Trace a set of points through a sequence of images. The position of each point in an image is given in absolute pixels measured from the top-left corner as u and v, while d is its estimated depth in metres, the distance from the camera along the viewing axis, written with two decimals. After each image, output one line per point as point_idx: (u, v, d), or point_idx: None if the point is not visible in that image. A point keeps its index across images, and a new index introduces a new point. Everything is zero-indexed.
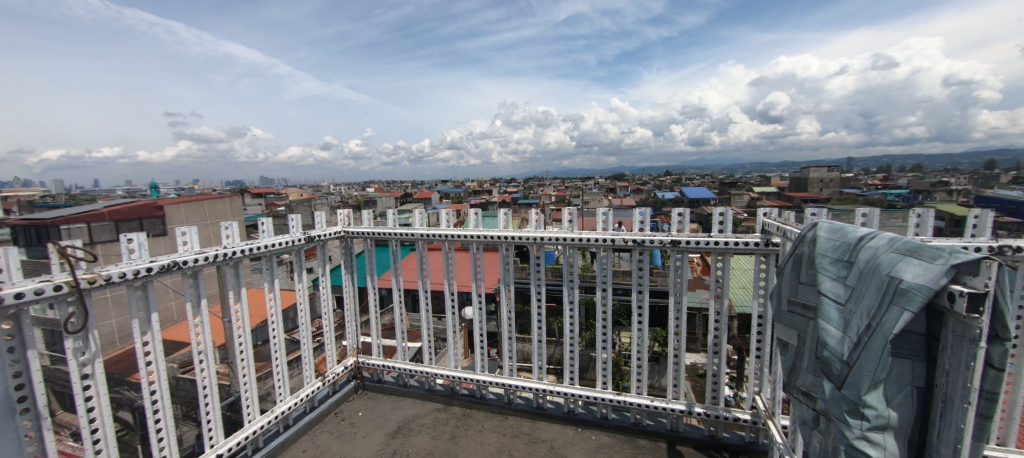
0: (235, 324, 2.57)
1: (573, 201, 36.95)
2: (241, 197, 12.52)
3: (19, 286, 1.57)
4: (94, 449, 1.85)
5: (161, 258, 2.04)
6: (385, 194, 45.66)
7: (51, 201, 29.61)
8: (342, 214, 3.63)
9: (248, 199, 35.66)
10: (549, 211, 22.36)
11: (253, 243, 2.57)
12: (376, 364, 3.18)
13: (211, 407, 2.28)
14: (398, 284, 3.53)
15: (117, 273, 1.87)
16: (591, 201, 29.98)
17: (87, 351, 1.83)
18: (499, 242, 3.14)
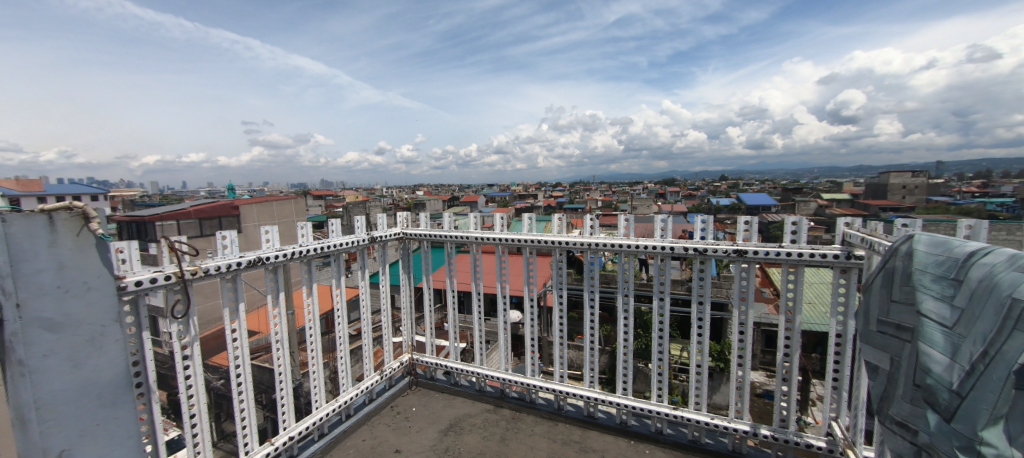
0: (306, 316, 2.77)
1: (620, 206, 36.04)
2: (305, 198, 13.50)
3: (138, 275, 1.80)
4: (191, 423, 2.06)
5: (249, 253, 2.25)
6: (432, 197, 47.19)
7: (148, 199, 33.61)
8: (401, 216, 3.79)
9: (311, 200, 38.27)
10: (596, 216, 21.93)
11: (324, 242, 2.76)
12: (430, 362, 3.29)
13: (285, 392, 2.47)
14: (451, 285, 3.62)
15: (214, 266, 2.09)
16: (639, 206, 29.04)
17: (187, 335, 2.05)
18: (553, 247, 3.13)
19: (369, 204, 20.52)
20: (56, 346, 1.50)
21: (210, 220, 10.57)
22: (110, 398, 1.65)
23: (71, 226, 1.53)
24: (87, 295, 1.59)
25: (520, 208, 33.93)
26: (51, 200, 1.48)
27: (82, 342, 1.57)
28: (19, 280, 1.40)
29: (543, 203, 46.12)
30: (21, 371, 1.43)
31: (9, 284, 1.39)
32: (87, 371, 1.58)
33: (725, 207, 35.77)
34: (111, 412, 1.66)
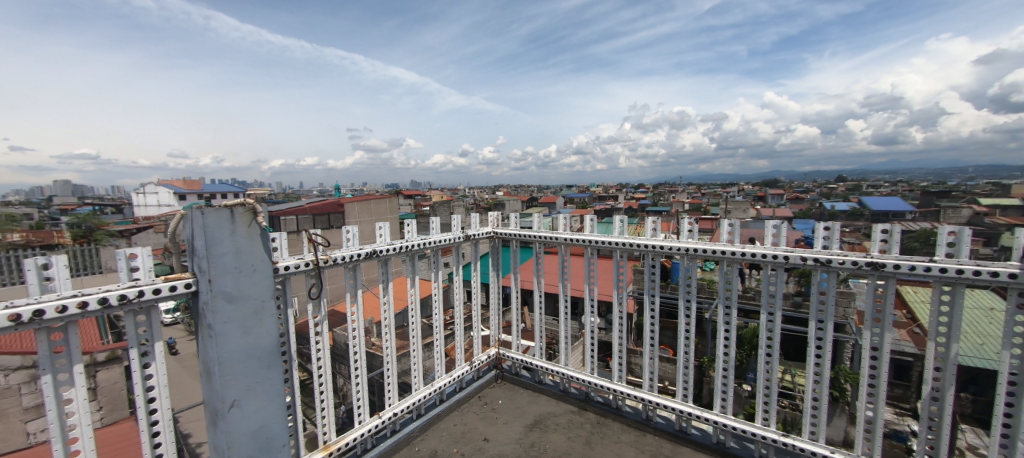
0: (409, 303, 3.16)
1: (711, 209, 33.14)
2: (397, 198, 14.70)
3: (286, 260, 2.16)
4: (321, 390, 2.39)
5: (367, 246, 2.53)
6: (509, 197, 48.30)
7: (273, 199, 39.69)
8: (492, 216, 3.90)
9: (402, 200, 41.51)
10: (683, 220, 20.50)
11: (426, 238, 3.00)
12: (516, 357, 3.40)
13: (390, 372, 2.74)
14: (538, 285, 3.66)
15: (342, 255, 2.40)
16: (733, 210, 26.41)
17: (319, 314, 2.37)
18: (646, 251, 2.99)
19: (454, 204, 21.65)
20: (232, 315, 1.85)
21: (321, 217, 12.08)
22: (266, 362, 1.98)
23: (245, 218, 1.88)
24: (254, 275, 1.93)
25: (599, 210, 33.01)
26: (232, 198, 1.84)
27: (249, 314, 1.91)
28: (210, 260, 1.77)
29: (623, 204, 44.35)
30: (209, 332, 1.80)
31: (205, 263, 1.76)
32: (252, 337, 1.91)
33: (843, 213, 30.89)
34: (266, 373, 1.98)
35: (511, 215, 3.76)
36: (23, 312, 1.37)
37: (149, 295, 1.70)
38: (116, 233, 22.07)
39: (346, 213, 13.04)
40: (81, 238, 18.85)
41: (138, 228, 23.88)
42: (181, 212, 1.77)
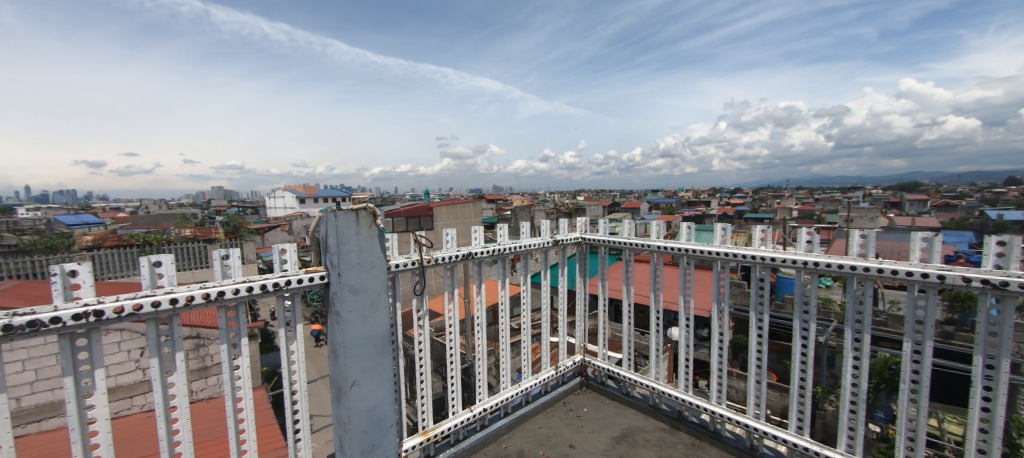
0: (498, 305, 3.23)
1: (827, 217, 28.74)
2: (482, 202, 15.16)
3: (397, 259, 2.39)
4: (422, 379, 2.59)
5: (464, 248, 2.69)
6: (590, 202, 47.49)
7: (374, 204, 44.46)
8: (579, 221, 3.83)
9: (485, 204, 43.36)
10: (792, 228, 18.11)
11: (517, 242, 3.09)
12: (602, 366, 3.35)
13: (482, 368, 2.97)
14: (627, 296, 3.48)
15: (443, 256, 2.59)
16: (858, 218, 22.62)
17: (421, 309, 2.58)
18: (754, 262, 2.69)
19: (534, 208, 21.87)
20: (355, 304, 2.10)
21: (414, 219, 13.00)
22: (380, 348, 2.21)
23: (366, 221, 2.12)
24: (372, 271, 2.16)
25: (686, 216, 30.73)
26: (357, 203, 2.08)
27: (367, 304, 2.15)
28: (340, 256, 2.03)
29: (714, 209, 40.77)
30: (337, 318, 2.08)
31: (336, 258, 2.03)
32: (369, 326, 2.16)
33: (1014, 222, 24.65)
34: (380, 358, 2.21)
35: (600, 220, 3.65)
36: (214, 290, 1.80)
37: (293, 283, 2.02)
38: (255, 231, 26.54)
39: (435, 216, 13.91)
40: (231, 233, 22.93)
41: (270, 227, 28.34)
42: (320, 214, 2.08)
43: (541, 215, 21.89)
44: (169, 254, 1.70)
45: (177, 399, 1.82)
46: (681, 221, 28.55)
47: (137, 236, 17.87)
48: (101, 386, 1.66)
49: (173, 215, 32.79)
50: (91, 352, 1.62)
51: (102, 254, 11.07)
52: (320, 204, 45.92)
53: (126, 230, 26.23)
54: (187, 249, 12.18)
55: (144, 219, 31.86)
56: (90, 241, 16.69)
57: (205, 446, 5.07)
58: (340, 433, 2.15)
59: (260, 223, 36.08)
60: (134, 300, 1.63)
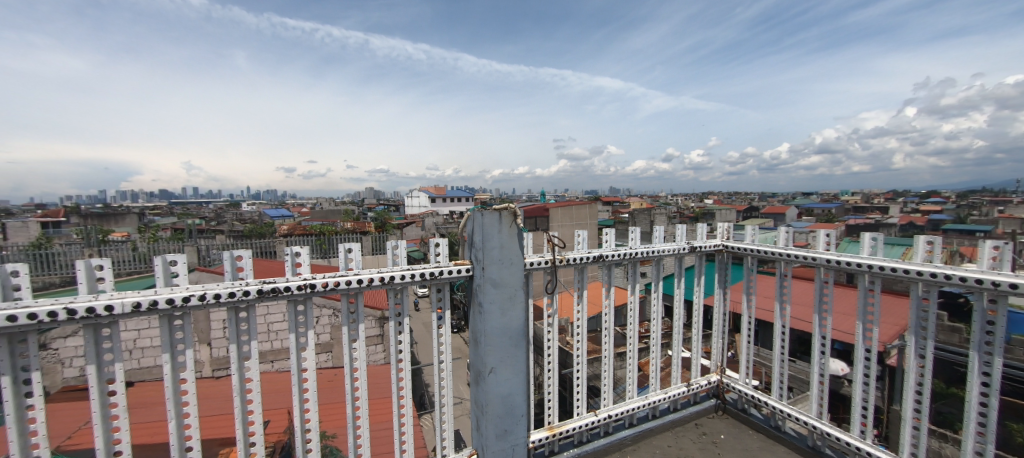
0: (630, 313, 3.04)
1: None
2: (599, 205, 14.72)
3: (531, 257, 2.48)
4: (549, 377, 2.67)
5: (595, 251, 2.67)
6: (717, 206, 42.81)
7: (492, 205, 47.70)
8: (720, 226, 3.37)
9: (600, 206, 42.75)
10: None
11: (650, 247, 2.93)
12: (744, 391, 3.01)
13: (609, 374, 2.93)
14: (782, 320, 2.91)
15: (575, 257, 2.60)
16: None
17: (551, 308, 2.65)
18: (976, 290, 2.01)
19: (654, 210, 20.44)
20: (495, 297, 2.26)
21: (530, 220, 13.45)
22: (515, 341, 2.33)
23: (508, 221, 2.25)
24: (510, 267, 2.29)
25: (848, 223, 25.21)
26: (499, 204, 2.23)
27: (506, 298, 2.29)
28: (485, 252, 2.21)
29: (891, 217, 32.65)
30: (480, 308, 2.26)
31: (481, 254, 2.22)
32: (508, 318, 2.30)
33: None
34: (514, 350, 2.33)
35: (747, 226, 3.17)
36: (388, 275, 2.11)
37: (445, 274, 2.24)
38: (397, 226, 30.85)
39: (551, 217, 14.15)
40: (381, 227, 27.18)
41: (408, 223, 32.61)
42: (468, 213, 2.28)
43: (662, 218, 20.34)
44: (357, 242, 2.05)
45: (358, 363, 2.15)
46: (842, 229, 23.50)
47: (317, 226, 22.55)
48: (311, 343, 2.08)
49: (337, 211, 40.20)
50: (306, 315, 2.05)
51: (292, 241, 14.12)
52: (446, 203, 51.18)
53: (307, 222, 33.17)
54: (350, 239, 14.83)
55: (318, 214, 39.83)
56: (287, 230, 21.58)
57: (376, 404, 6.18)
58: (477, 413, 2.34)
59: (399, 220, 41.75)
60: (334, 278, 2.02)
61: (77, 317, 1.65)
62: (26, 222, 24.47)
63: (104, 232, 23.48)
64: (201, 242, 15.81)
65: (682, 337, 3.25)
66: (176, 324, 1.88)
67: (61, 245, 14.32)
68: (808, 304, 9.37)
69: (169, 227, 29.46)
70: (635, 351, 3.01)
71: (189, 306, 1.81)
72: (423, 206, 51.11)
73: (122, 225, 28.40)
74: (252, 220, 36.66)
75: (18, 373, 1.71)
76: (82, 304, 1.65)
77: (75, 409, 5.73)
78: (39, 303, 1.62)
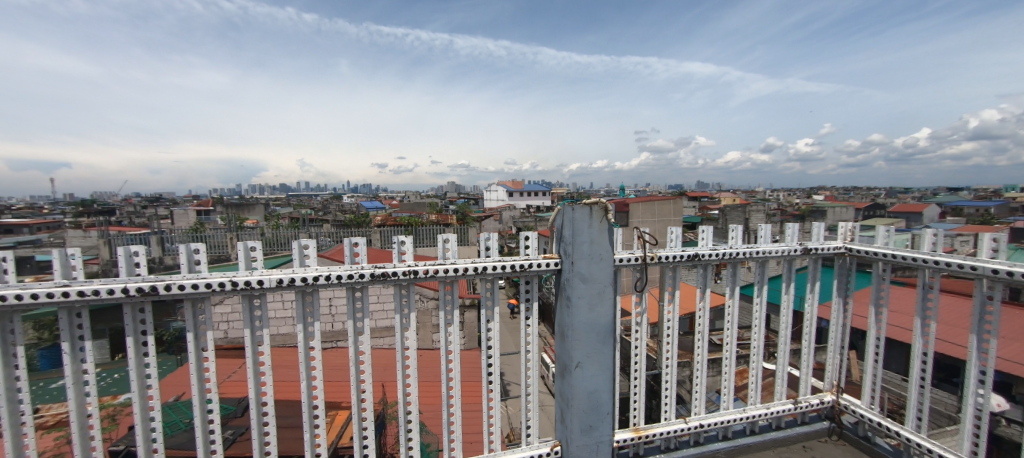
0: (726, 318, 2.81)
1: None
2: (684, 199, 13.96)
3: (621, 254, 2.41)
4: (635, 377, 2.59)
5: (690, 249, 2.52)
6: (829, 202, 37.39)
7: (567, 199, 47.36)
8: (843, 226, 2.94)
9: (685, 201, 39.90)
10: None
11: (754, 247, 2.66)
12: (867, 416, 2.63)
13: (701, 381, 2.75)
14: (924, 340, 2.47)
15: (668, 254, 2.47)
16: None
17: (640, 306, 2.56)
18: None
19: (749, 207, 18.60)
20: (584, 292, 2.25)
21: None
22: (602, 337, 2.29)
23: (599, 215, 2.21)
24: (599, 262, 2.26)
25: (1016, 226, 20.21)
26: (590, 198, 2.20)
27: (594, 293, 2.27)
28: (574, 246, 2.21)
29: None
30: (568, 302, 2.27)
31: (570, 248, 2.22)
32: (596, 314, 2.27)
33: None
34: (601, 347, 2.30)
35: (880, 227, 2.71)
36: (480, 265, 2.21)
37: (535, 266, 2.27)
38: (477, 219, 32.19)
39: (632, 212, 13.67)
40: (463, 220, 28.60)
41: (487, 216, 33.82)
42: (558, 207, 2.30)
43: (759, 215, 18.31)
44: (455, 234, 2.16)
45: (452, 346, 2.30)
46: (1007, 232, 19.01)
47: (406, 218, 24.52)
48: (412, 324, 2.28)
49: (420, 204, 43.17)
50: (409, 298, 2.24)
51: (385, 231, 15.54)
52: (523, 198, 52.10)
53: (395, 214, 36.07)
54: (434, 230, 15.86)
55: (404, 206, 43.16)
56: (383, 220, 23.84)
57: (467, 387, 6.61)
58: (562, 406, 2.37)
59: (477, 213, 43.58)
60: (433, 266, 2.17)
61: (238, 288, 2.01)
62: (186, 210, 30.33)
63: (239, 219, 28.12)
64: (313, 230, 18.14)
65: (788, 349, 2.92)
66: (307, 299, 2.20)
67: (213, 230, 17.54)
68: (960, 325, 7.74)
69: (286, 216, 34.29)
70: (732, 359, 2.78)
71: (317, 284, 2.09)
72: (502, 200, 53.27)
73: (252, 214, 33.71)
74: (350, 211, 41.06)
75: (199, 329, 2.15)
76: (242, 278, 2.01)
77: (228, 364, 7.05)
78: (212, 275, 2.01)
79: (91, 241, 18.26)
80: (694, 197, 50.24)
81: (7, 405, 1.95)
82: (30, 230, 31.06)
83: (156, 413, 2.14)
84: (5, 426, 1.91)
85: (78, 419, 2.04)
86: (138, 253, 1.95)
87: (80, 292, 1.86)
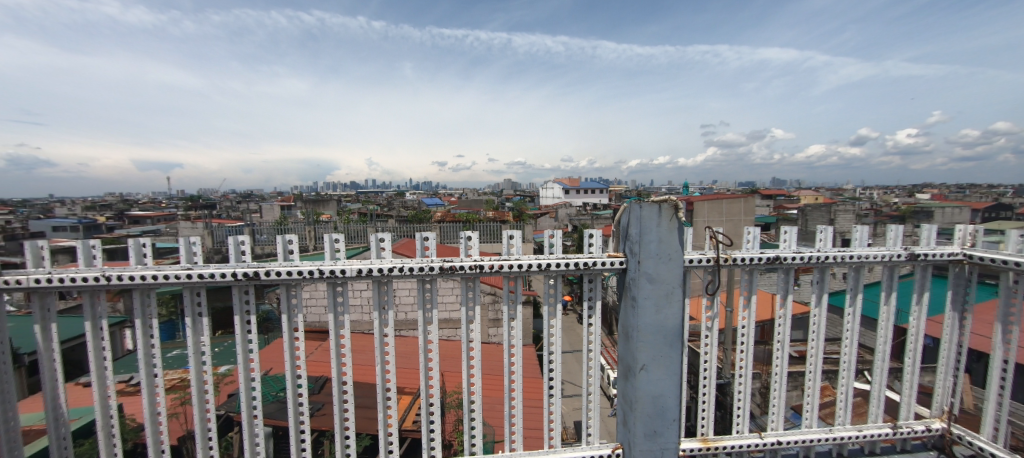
0: (813, 328, 2.56)
1: None
2: (757, 197, 12.85)
3: (691, 254, 2.29)
4: (705, 385, 2.46)
5: (771, 251, 2.32)
6: (937, 201, 32.42)
7: (625, 196, 45.94)
8: (964, 229, 2.53)
9: (759, 200, 36.93)
10: None
11: (848, 251, 2.40)
12: (988, 450, 2.28)
13: (779, 395, 2.55)
14: None
15: (745, 257, 2.31)
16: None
17: (712, 311, 2.42)
18: None
19: (834, 205, 16.68)
20: (651, 292, 2.18)
21: None
22: (670, 340, 2.20)
23: (668, 213, 2.12)
24: (669, 263, 2.17)
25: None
26: (660, 196, 2.12)
27: (662, 295, 2.19)
28: (642, 245, 2.15)
29: None
30: (633, 302, 2.21)
31: (637, 247, 2.16)
32: (663, 316, 2.18)
33: None
34: (668, 350, 2.21)
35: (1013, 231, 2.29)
36: (545, 262, 2.22)
37: (599, 264, 2.24)
38: (533, 216, 32.35)
39: (696, 211, 12.88)
40: (519, 217, 28.91)
41: (543, 213, 33.99)
42: (624, 205, 2.25)
43: (848, 215, 16.33)
44: (520, 230, 2.20)
45: (515, 341, 2.34)
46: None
47: (463, 214, 25.26)
48: (477, 317, 2.35)
49: (477, 201, 44.20)
50: (474, 291, 2.32)
51: (445, 227, 16.15)
52: (579, 195, 51.43)
53: (452, 210, 37.29)
54: (491, 226, 16.21)
55: (461, 203, 44.49)
56: (443, 216, 24.90)
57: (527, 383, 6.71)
58: (625, 408, 2.32)
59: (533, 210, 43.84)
60: (497, 261, 2.22)
61: (324, 276, 2.22)
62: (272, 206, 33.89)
63: (315, 213, 30.83)
64: (381, 224, 19.40)
65: (887, 367, 2.60)
66: (382, 288, 2.36)
67: (295, 223, 19.40)
68: None
69: (355, 211, 36.98)
70: (817, 373, 2.53)
71: (391, 275, 2.24)
72: (557, 197, 53.01)
73: (327, 209, 36.80)
74: (412, 207, 43.28)
75: (291, 312, 2.40)
76: (327, 267, 2.20)
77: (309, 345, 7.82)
78: (303, 263, 2.23)
79: (199, 231, 21.04)
80: (768, 196, 45.99)
81: (146, 368, 2.33)
82: (152, 221, 36.54)
83: (256, 383, 2.44)
84: (145, 386, 2.28)
85: (198, 384, 2.38)
86: (244, 242, 2.22)
87: (200, 274, 2.17)
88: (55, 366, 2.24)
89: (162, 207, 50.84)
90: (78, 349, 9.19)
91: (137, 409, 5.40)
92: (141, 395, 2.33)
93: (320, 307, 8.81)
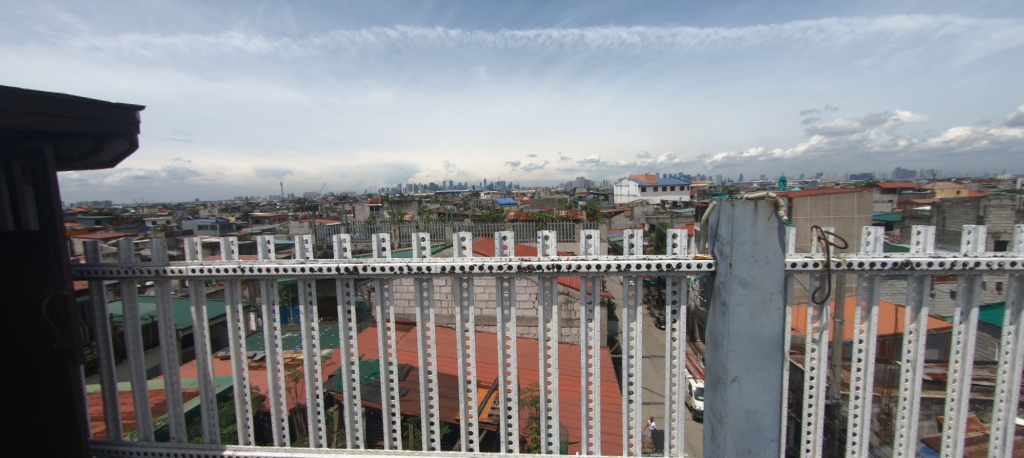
0: (959, 347, 2.12)
1: None
2: (874, 191, 11.17)
3: (794, 257, 2.05)
4: (809, 404, 2.19)
5: (898, 255, 1.98)
6: None
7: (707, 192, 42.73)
8: None
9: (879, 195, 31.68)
10: None
11: (1006, 256, 1.95)
12: None
13: (908, 424, 2.17)
14: None
15: (860, 261, 2.00)
16: None
17: (819, 321, 2.13)
18: None
19: (983, 200, 13.73)
20: (744, 298, 2.00)
21: None
22: (767, 352, 2.00)
23: (766, 211, 1.93)
24: (767, 267, 1.97)
25: None
26: (755, 192, 1.94)
27: (758, 301, 1.99)
28: (734, 246, 1.98)
29: None
30: (723, 309, 2.05)
31: (728, 248, 2.00)
32: (758, 324, 1.99)
33: None
34: (766, 363, 2.01)
35: None
36: (625, 263, 2.15)
37: (683, 266, 2.11)
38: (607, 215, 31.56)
39: (796, 208, 11.42)
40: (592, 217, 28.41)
41: (617, 213, 32.92)
42: (712, 202, 2.09)
43: (1004, 211, 13.34)
44: (599, 229, 2.14)
45: (593, 342, 2.30)
46: None
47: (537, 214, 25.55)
48: (553, 317, 2.35)
49: (550, 200, 44.26)
50: (551, 290, 2.33)
51: (517, 226, 16.47)
52: (656, 192, 48.94)
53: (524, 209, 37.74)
54: (564, 226, 16.16)
55: (534, 202, 44.95)
56: (515, 216, 25.34)
57: (606, 387, 6.63)
58: (713, 421, 2.17)
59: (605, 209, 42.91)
60: (575, 260, 2.20)
61: (412, 271, 2.39)
62: (364, 207, 37.63)
63: (399, 214, 33.39)
64: (459, 224, 20.43)
65: None
66: (463, 285, 2.48)
67: (384, 223, 21.27)
68: None
69: (433, 211, 39.44)
70: (963, 401, 2.10)
71: (472, 272, 2.33)
72: (632, 195, 50.77)
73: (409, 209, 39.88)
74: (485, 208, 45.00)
75: (384, 304, 2.62)
76: (415, 263, 2.37)
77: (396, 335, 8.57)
78: (394, 259, 2.41)
79: (306, 229, 24.10)
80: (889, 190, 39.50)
81: (269, 346, 2.71)
82: (270, 221, 42.85)
83: (354, 365, 2.72)
84: (269, 361, 2.67)
85: (310, 363, 2.71)
86: (346, 240, 2.48)
87: (311, 267, 2.48)
88: (205, 341, 2.70)
89: (278, 209, 59.40)
90: (219, 326, 11.16)
91: (262, 380, 6.45)
92: (266, 369, 2.73)
93: (407, 300, 9.59)
